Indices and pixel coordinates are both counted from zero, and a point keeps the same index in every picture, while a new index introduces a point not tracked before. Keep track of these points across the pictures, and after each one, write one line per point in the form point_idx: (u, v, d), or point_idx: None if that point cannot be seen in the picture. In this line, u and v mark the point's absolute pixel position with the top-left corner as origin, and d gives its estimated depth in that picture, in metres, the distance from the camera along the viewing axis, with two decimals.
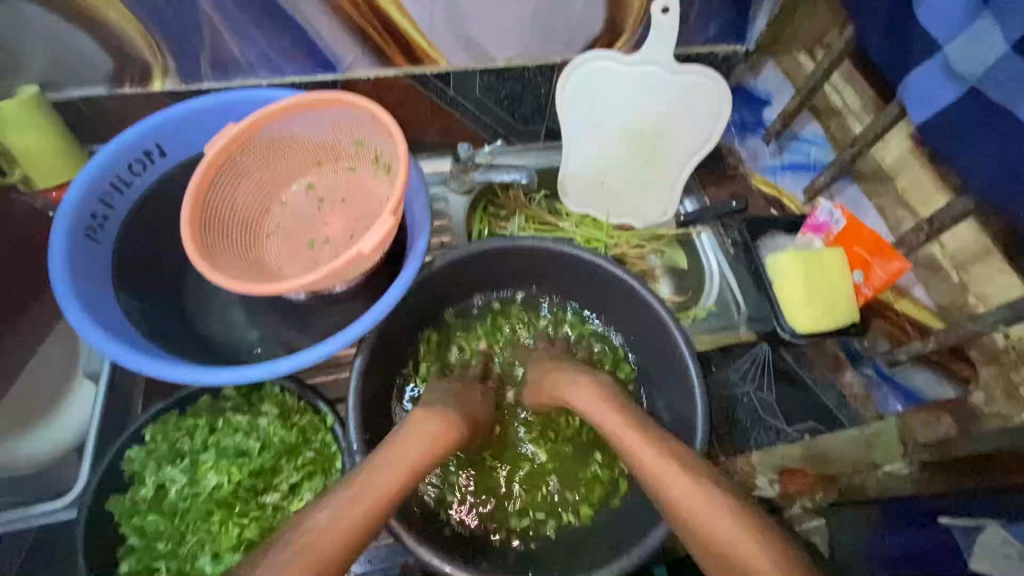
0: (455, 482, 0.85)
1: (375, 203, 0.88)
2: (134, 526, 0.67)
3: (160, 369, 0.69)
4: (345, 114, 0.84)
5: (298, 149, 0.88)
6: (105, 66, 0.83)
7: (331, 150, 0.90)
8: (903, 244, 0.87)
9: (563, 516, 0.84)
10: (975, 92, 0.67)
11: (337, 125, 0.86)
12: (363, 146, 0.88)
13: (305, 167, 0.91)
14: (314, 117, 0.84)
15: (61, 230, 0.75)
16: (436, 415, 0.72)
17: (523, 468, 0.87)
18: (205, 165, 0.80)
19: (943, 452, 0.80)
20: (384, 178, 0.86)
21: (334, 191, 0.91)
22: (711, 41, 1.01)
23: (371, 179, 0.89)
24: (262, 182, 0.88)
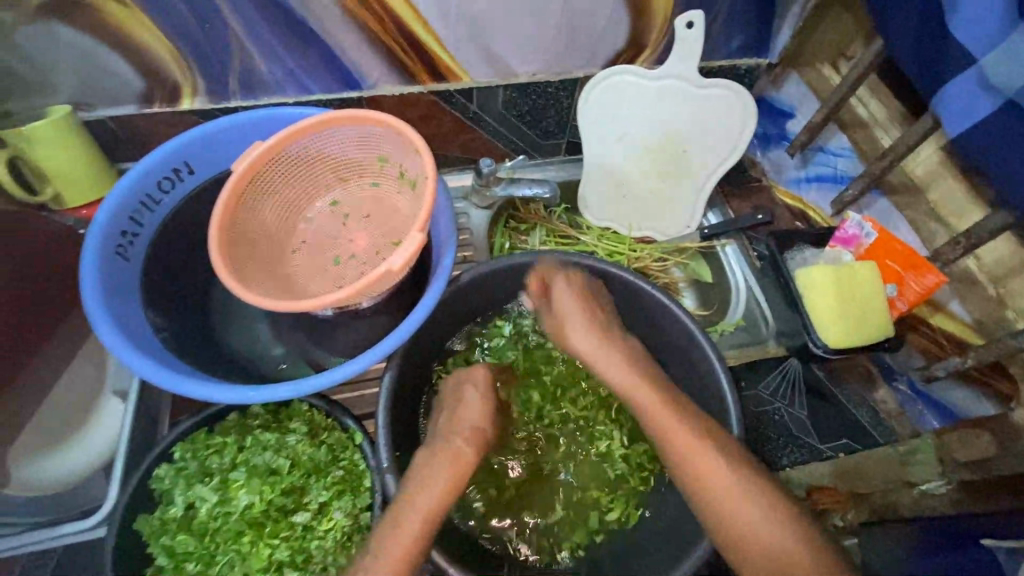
0: (485, 495, 0.83)
1: (401, 219, 0.88)
2: (163, 546, 0.66)
3: (191, 388, 0.69)
4: (372, 132, 0.84)
5: (323, 166, 0.89)
6: (136, 85, 0.84)
7: (357, 167, 0.90)
8: (938, 257, 0.85)
9: (594, 532, 0.82)
10: (1012, 103, 0.66)
11: (363, 143, 0.86)
12: (388, 163, 0.87)
13: (330, 184, 0.91)
14: (340, 134, 0.85)
15: (94, 247, 0.76)
16: (443, 449, 0.70)
17: (535, 484, 0.85)
18: (232, 184, 0.80)
19: (986, 470, 0.79)
20: (412, 195, 0.86)
21: (359, 207, 0.91)
22: (734, 55, 1.01)
23: (398, 194, 0.89)
24: (287, 200, 0.88)
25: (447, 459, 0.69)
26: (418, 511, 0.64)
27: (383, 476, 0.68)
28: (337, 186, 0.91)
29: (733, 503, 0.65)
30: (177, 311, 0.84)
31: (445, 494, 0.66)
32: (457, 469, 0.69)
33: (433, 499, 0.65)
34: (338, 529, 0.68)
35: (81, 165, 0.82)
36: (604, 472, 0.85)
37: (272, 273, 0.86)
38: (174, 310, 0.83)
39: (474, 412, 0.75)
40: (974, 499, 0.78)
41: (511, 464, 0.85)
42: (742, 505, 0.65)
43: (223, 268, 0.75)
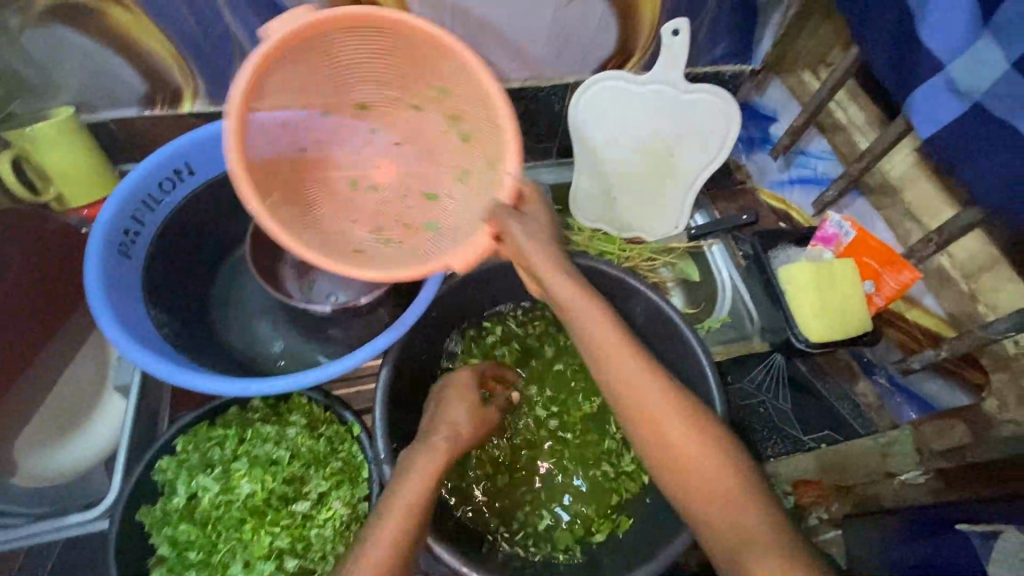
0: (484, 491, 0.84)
1: (442, 160, 0.82)
2: (166, 536, 0.68)
3: (191, 380, 0.72)
4: (437, 62, 0.73)
5: (347, 35, 0.69)
6: (139, 88, 0.86)
7: (398, 77, 0.76)
8: (913, 254, 0.89)
9: (586, 528, 0.82)
10: (978, 107, 0.70)
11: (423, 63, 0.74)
12: (444, 94, 0.77)
13: (351, 69, 0.74)
14: (402, 27, 0.69)
15: (98, 244, 0.77)
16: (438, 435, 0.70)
17: (529, 480, 0.86)
18: (272, 80, 0.69)
19: (959, 457, 0.84)
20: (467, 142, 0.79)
21: (393, 130, 0.83)
22: (718, 61, 1.05)
23: (438, 129, 0.81)
24: (288, 68, 0.69)
25: (425, 453, 0.67)
26: (404, 500, 0.62)
27: (380, 467, 0.70)
28: (368, 83, 0.77)
29: (677, 437, 0.62)
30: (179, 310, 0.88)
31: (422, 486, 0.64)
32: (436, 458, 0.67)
33: (411, 492, 0.63)
34: (337, 518, 0.70)
35: (82, 165, 0.84)
36: (599, 468, 0.86)
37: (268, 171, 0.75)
38: (176, 308, 0.87)
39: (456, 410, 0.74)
40: (951, 489, 0.82)
41: (507, 461, 0.86)
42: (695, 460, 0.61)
43: (265, 213, 0.67)
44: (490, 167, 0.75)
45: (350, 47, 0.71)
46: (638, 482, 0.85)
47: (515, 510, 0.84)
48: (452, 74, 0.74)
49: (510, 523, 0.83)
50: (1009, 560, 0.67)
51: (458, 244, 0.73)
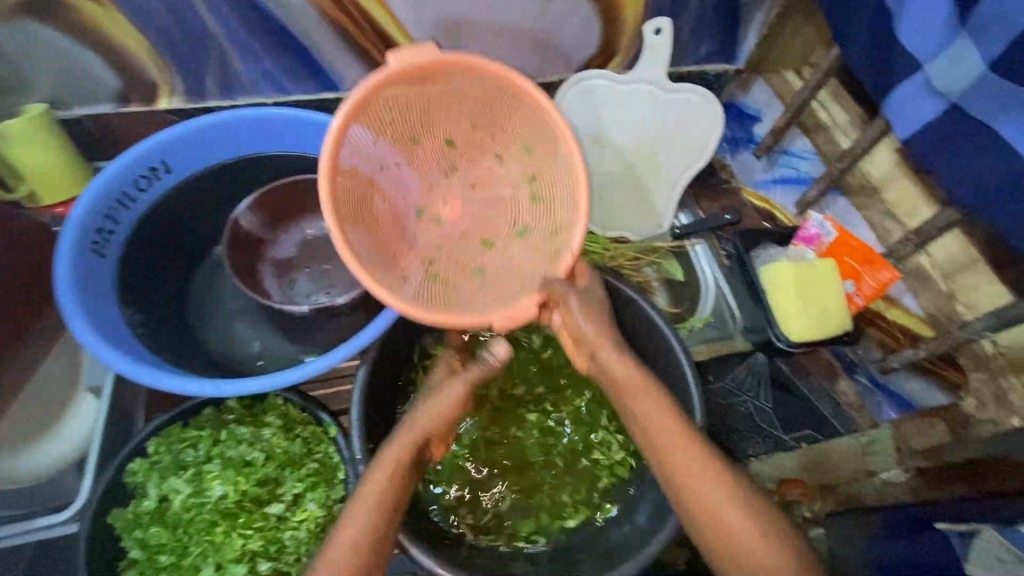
0: (466, 488, 0.83)
1: (504, 214, 0.80)
2: (136, 539, 0.67)
3: (166, 380, 0.71)
4: (537, 127, 0.73)
5: (482, 84, 0.70)
6: (114, 84, 0.85)
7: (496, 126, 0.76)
8: (892, 253, 0.90)
9: (566, 523, 0.81)
10: (955, 106, 0.69)
11: (523, 124, 0.74)
12: (530, 157, 0.77)
13: (459, 109, 0.74)
14: (522, 91, 0.69)
15: (71, 242, 0.77)
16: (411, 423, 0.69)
17: (511, 475, 0.85)
18: (393, 93, 0.68)
19: (938, 458, 0.83)
20: (537, 206, 0.77)
21: (468, 171, 0.82)
22: (702, 61, 1.05)
23: (513, 185, 0.79)
24: (412, 92, 0.69)
25: (396, 441, 0.67)
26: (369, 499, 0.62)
27: (356, 466, 0.69)
28: (466, 126, 0.77)
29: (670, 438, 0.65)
30: (153, 311, 0.86)
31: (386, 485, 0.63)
32: (402, 455, 0.65)
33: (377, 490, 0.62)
34: (311, 519, 0.69)
35: (55, 162, 0.83)
36: (584, 463, 0.85)
37: (355, 189, 0.72)
38: (150, 308, 0.86)
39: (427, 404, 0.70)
40: (932, 487, 0.81)
41: (489, 458, 0.85)
42: (688, 467, 0.63)
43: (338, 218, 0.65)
44: (555, 236, 0.74)
45: (467, 90, 0.71)
46: (626, 469, 0.84)
47: (496, 506, 0.83)
48: (541, 140, 0.74)
49: (490, 519, 0.81)
50: (986, 560, 0.68)
51: (506, 303, 0.72)
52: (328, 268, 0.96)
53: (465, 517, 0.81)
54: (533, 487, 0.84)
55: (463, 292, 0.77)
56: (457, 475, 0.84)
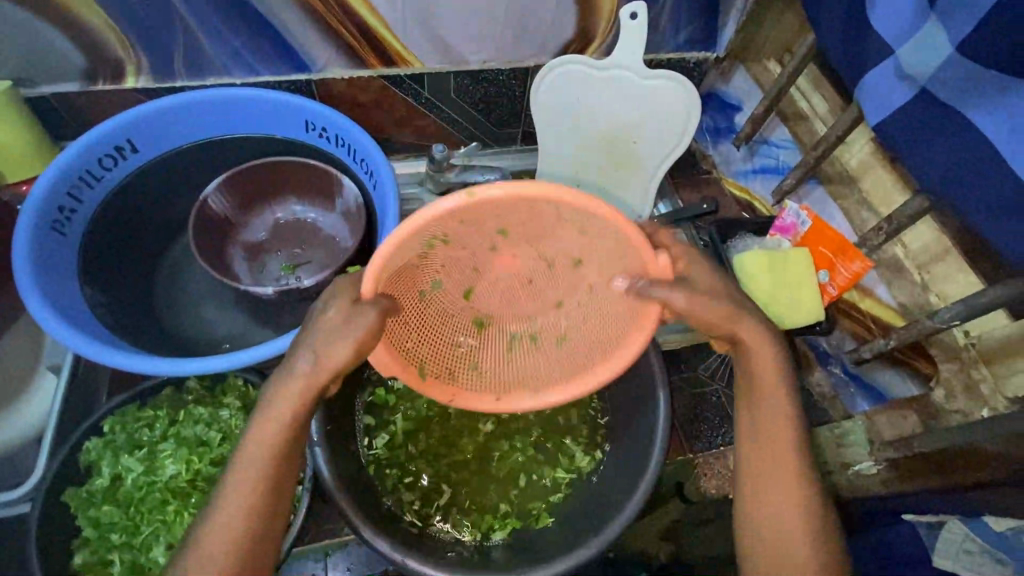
0: (409, 485, 0.82)
1: (502, 316, 0.76)
2: (89, 518, 0.70)
3: (121, 359, 0.71)
4: (596, 352, 0.71)
5: (630, 323, 0.67)
6: (79, 62, 0.84)
7: (585, 314, 0.73)
8: (865, 243, 0.88)
9: (513, 520, 0.80)
10: (924, 91, 0.68)
11: (594, 343, 0.72)
12: (561, 350, 0.74)
13: (599, 281, 0.70)
14: (620, 343, 0.69)
15: (30, 221, 0.77)
16: (297, 373, 0.59)
17: (461, 475, 0.84)
18: (631, 244, 0.62)
19: (907, 446, 0.79)
20: (526, 360, 0.75)
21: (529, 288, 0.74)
22: (682, 48, 1.04)
23: (533, 321, 0.76)
24: (629, 258, 0.65)
25: (279, 400, 0.58)
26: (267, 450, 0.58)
27: (314, 451, 0.72)
28: (584, 280, 0.72)
29: (777, 415, 0.66)
30: (117, 292, 0.86)
31: (285, 435, 0.58)
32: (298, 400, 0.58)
33: (269, 442, 0.58)
34: None
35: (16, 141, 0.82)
36: (535, 465, 0.85)
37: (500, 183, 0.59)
38: (114, 290, 0.86)
39: (330, 340, 0.58)
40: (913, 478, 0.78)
41: (438, 458, 0.85)
42: (778, 441, 0.65)
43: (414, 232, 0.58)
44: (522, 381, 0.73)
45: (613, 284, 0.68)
46: (589, 461, 0.84)
47: (439, 501, 0.81)
48: (582, 352, 0.73)
49: (432, 513, 0.80)
50: (951, 552, 0.73)
51: (449, 394, 0.70)
52: (299, 253, 0.95)
53: (406, 509, 0.80)
54: (494, 482, 0.84)
55: (414, 340, 0.70)
56: (412, 472, 0.83)
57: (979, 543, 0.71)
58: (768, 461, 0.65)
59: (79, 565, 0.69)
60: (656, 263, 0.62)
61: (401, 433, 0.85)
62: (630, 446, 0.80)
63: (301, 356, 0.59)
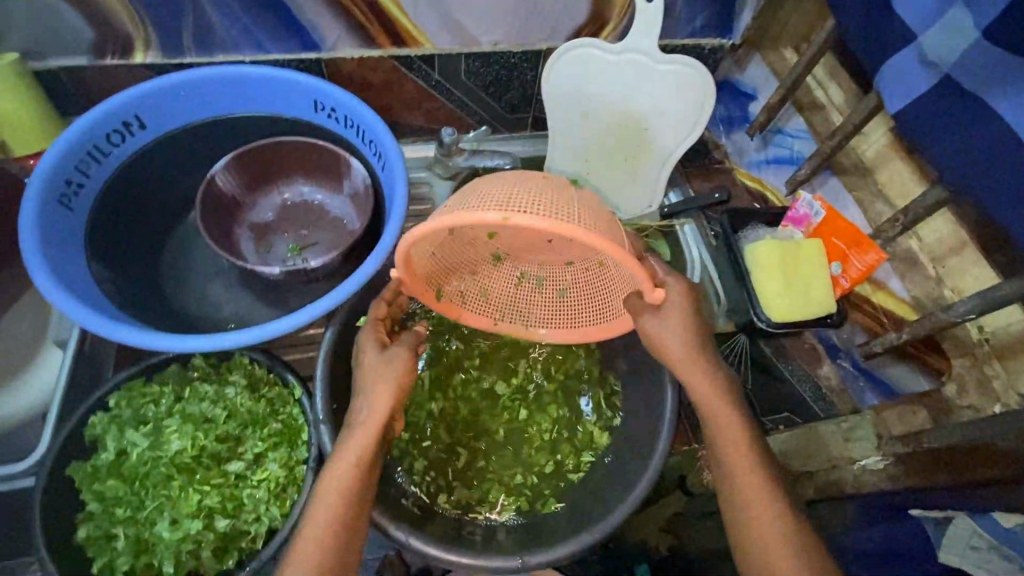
0: (416, 455, 0.81)
1: (517, 255, 0.80)
2: (94, 492, 0.71)
3: (125, 333, 0.70)
4: (590, 313, 0.80)
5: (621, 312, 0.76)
6: (87, 35, 0.83)
7: (587, 276, 0.80)
8: (880, 235, 0.87)
9: (520, 498, 0.81)
10: (946, 78, 0.67)
11: (585, 307, 0.81)
12: (558, 303, 0.81)
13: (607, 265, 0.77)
14: (607, 317, 0.78)
15: (38, 193, 0.77)
16: (359, 421, 0.65)
17: (469, 449, 0.83)
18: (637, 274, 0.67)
19: (916, 441, 0.78)
20: (529, 296, 0.82)
21: (550, 246, 0.78)
22: (697, 33, 1.01)
23: (542, 267, 0.81)
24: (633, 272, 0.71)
25: (345, 443, 0.64)
26: (337, 496, 0.62)
27: (319, 429, 0.71)
28: (596, 256, 0.77)
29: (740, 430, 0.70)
30: (124, 268, 0.86)
31: (355, 478, 0.63)
32: (364, 442, 0.64)
33: (339, 483, 0.62)
34: (271, 479, 0.73)
35: None
36: (546, 440, 0.84)
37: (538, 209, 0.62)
38: (121, 266, 0.86)
39: (379, 384, 0.66)
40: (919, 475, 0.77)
41: (450, 431, 0.84)
42: (746, 454, 0.69)
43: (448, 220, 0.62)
44: (520, 308, 0.81)
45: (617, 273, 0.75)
46: (607, 437, 0.84)
47: (447, 475, 0.81)
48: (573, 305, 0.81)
49: (440, 487, 0.81)
50: (959, 548, 0.67)
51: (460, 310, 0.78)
52: (306, 234, 0.94)
53: (411, 481, 0.79)
54: (505, 455, 0.84)
55: (435, 263, 0.75)
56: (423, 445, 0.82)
57: (988, 539, 0.66)
58: (740, 468, 0.68)
59: (82, 539, 0.70)
60: (655, 295, 0.68)
61: (423, 392, 0.84)
62: (640, 431, 0.79)
63: (361, 405, 0.66)
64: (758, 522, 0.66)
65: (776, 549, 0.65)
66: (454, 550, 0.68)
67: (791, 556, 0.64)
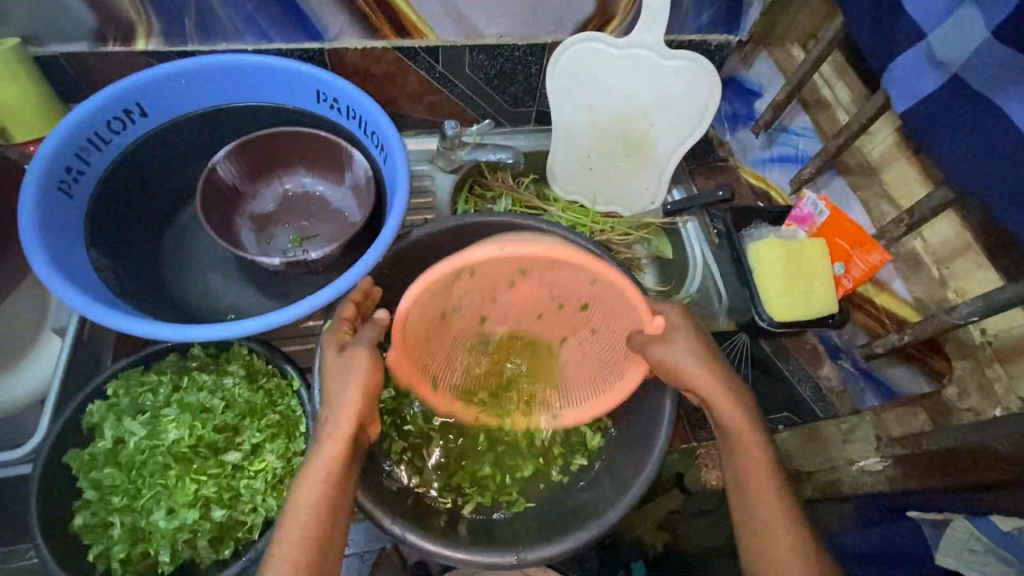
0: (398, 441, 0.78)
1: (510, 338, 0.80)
2: (91, 480, 0.71)
3: (125, 323, 0.70)
4: (592, 387, 0.77)
5: (627, 363, 0.74)
6: (89, 22, 0.82)
7: (586, 350, 0.78)
8: (883, 235, 0.86)
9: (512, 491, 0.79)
10: (955, 78, 0.66)
11: (588, 379, 0.78)
12: (559, 382, 0.80)
13: (599, 327, 0.76)
14: (614, 379, 0.75)
15: (37, 181, 0.76)
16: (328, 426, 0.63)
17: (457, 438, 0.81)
18: (631, 307, 0.69)
19: (916, 442, 0.79)
20: (528, 380, 0.80)
21: (544, 324, 0.78)
22: (704, 29, 0.99)
23: (537, 350, 0.80)
24: (624, 318, 0.72)
25: (317, 447, 0.63)
26: (309, 508, 0.61)
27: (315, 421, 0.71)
28: (588, 323, 0.76)
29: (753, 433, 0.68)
30: (124, 256, 0.86)
31: (326, 488, 0.61)
32: (336, 445, 0.62)
33: (315, 488, 0.61)
34: (269, 470, 0.73)
35: None
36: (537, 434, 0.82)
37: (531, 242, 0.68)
38: (121, 254, 0.86)
39: (348, 386, 0.64)
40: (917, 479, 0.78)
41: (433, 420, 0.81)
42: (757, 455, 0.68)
43: (444, 270, 0.65)
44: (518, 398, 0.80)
45: (613, 331, 0.75)
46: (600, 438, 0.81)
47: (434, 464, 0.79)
48: (580, 381, 0.79)
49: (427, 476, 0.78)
50: (956, 551, 0.67)
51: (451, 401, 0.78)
52: (307, 226, 0.94)
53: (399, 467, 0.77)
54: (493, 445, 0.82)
55: (427, 353, 0.75)
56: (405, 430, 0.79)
57: (985, 541, 0.65)
58: (750, 470, 0.67)
59: (78, 527, 0.70)
60: (655, 324, 0.69)
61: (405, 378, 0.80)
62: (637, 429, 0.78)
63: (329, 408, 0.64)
64: (759, 522, 0.66)
65: (774, 545, 0.65)
66: (450, 546, 0.68)
67: (789, 555, 0.64)
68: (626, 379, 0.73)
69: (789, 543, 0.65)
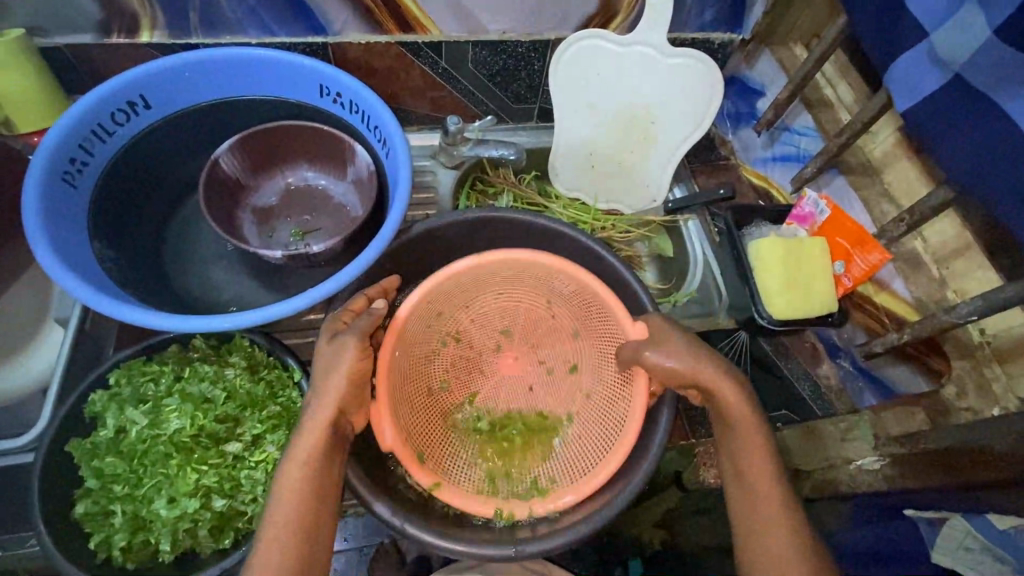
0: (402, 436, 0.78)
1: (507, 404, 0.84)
2: (93, 468, 0.72)
3: (128, 312, 0.71)
4: (598, 455, 0.77)
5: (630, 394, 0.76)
6: (93, 13, 0.82)
7: (586, 419, 0.82)
8: (884, 235, 0.86)
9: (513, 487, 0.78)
10: (957, 78, 0.66)
11: (594, 451, 0.77)
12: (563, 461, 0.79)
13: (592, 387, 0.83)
14: (624, 425, 0.75)
15: (41, 172, 0.77)
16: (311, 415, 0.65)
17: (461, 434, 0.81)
18: (615, 321, 0.78)
19: (911, 442, 0.78)
20: (529, 455, 0.80)
21: (539, 391, 0.85)
22: (707, 27, 0.99)
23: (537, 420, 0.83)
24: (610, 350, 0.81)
25: (302, 436, 0.64)
26: (296, 498, 0.62)
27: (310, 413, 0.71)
28: (580, 386, 0.84)
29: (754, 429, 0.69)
30: (127, 247, 0.86)
31: (309, 476, 0.63)
32: (317, 433, 0.64)
33: (299, 475, 0.63)
34: (269, 461, 0.74)
35: None
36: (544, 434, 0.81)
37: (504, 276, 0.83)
38: (124, 245, 0.86)
39: (333, 375, 0.66)
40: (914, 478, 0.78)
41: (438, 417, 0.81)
42: (757, 451, 0.68)
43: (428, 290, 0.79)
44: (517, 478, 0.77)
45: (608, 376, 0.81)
46: None
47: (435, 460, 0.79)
48: (586, 453, 0.78)
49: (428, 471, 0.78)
50: (951, 550, 0.72)
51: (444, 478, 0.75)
52: (309, 220, 0.94)
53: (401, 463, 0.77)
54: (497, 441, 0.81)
55: (418, 420, 0.78)
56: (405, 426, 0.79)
57: (982, 540, 0.70)
58: (750, 468, 0.68)
59: (80, 515, 0.70)
60: (637, 330, 0.75)
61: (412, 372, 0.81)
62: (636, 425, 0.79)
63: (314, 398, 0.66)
64: (755, 518, 0.67)
65: (771, 542, 0.65)
66: (448, 538, 0.68)
67: (785, 551, 0.65)
68: (629, 413, 0.75)
69: (787, 540, 0.65)
